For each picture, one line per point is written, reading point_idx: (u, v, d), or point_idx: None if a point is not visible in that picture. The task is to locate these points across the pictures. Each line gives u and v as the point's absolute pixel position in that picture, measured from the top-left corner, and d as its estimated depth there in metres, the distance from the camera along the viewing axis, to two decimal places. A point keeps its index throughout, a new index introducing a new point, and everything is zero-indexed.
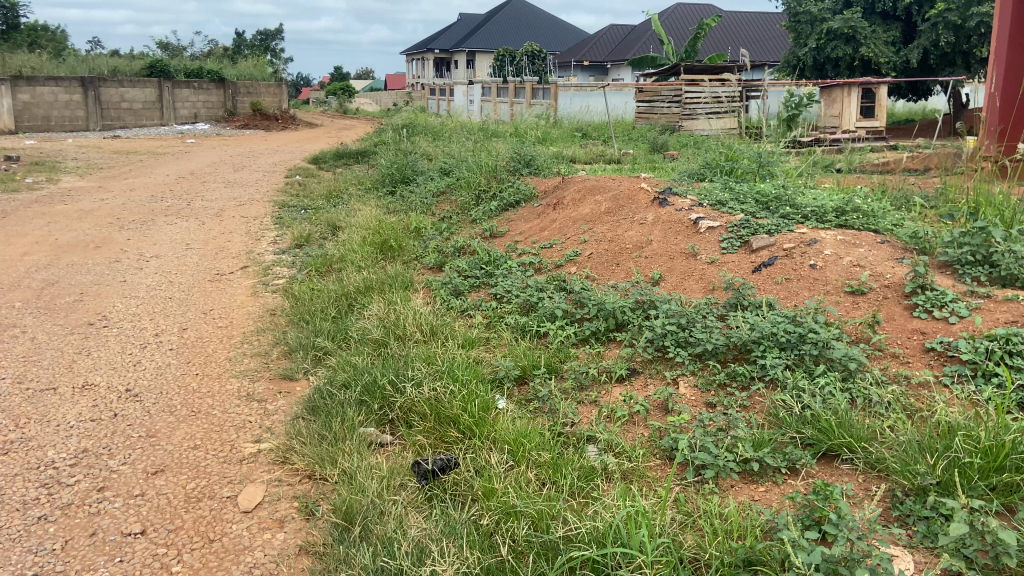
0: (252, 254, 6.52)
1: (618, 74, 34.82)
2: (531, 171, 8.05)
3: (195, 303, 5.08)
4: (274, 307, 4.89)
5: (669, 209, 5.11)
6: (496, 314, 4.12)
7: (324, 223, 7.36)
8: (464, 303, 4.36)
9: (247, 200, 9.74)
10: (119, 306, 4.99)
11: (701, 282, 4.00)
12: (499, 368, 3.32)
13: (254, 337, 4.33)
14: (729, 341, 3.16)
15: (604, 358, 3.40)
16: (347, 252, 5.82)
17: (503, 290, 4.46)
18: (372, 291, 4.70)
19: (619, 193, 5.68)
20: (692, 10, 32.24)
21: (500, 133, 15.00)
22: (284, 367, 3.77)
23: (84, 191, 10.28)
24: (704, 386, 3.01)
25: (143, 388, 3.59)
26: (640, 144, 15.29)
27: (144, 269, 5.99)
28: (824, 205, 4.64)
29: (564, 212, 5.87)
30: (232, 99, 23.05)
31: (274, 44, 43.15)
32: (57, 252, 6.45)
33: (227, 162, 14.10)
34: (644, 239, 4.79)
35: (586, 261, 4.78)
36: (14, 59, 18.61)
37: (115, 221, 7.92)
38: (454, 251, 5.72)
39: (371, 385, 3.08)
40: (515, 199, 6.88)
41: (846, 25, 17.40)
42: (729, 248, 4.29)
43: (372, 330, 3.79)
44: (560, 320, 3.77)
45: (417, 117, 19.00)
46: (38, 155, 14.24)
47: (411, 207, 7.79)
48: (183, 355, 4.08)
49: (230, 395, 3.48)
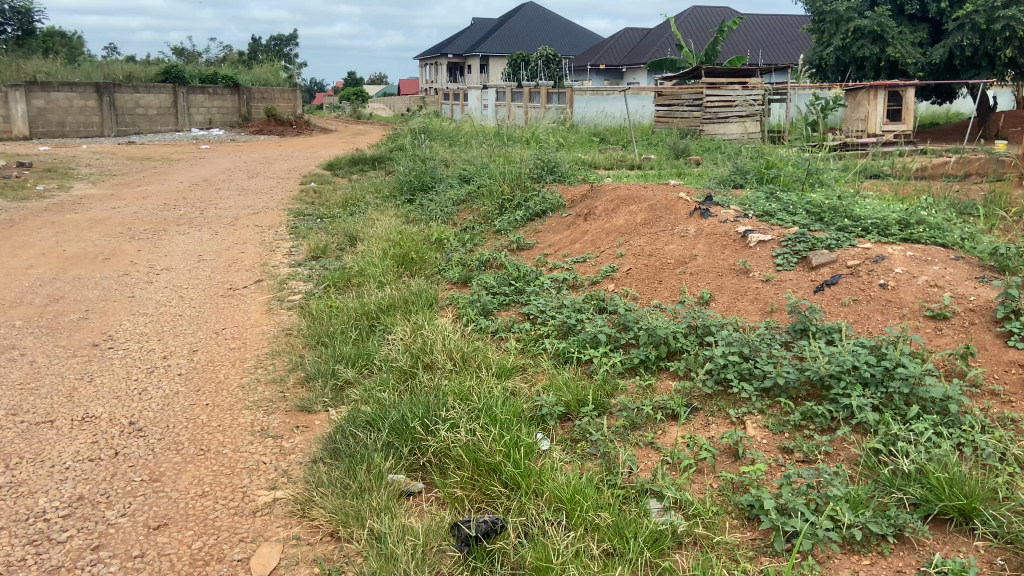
0: (266, 267, 6.23)
1: (634, 78, 34.42)
2: (556, 178, 7.70)
3: (207, 322, 4.78)
4: (290, 327, 4.57)
5: (712, 220, 4.74)
6: (531, 337, 3.78)
7: (341, 234, 7.06)
8: (494, 325, 4.03)
9: (261, 208, 9.47)
10: (126, 324, 4.69)
11: (757, 303, 3.65)
12: (539, 402, 2.97)
13: (268, 361, 4.01)
14: (801, 375, 2.81)
15: (658, 392, 3.04)
16: (366, 266, 5.50)
17: (535, 310, 4.12)
18: (395, 311, 4.37)
19: (656, 203, 5.32)
20: (710, 13, 31.86)
21: (519, 138, 14.67)
22: (300, 397, 3.44)
23: (96, 199, 10.03)
24: (776, 427, 2.66)
25: (147, 422, 3.27)
26: (661, 149, 14.91)
27: (154, 283, 5.70)
28: (885, 217, 4.27)
29: (596, 223, 5.53)
30: (247, 104, 22.75)
31: (288, 51, 43.10)
32: (63, 265, 6.17)
33: (241, 168, 13.86)
34: (687, 254, 4.44)
35: (625, 276, 4.43)
36: (29, 65, 18.50)
37: (125, 232, 7.65)
38: (479, 265, 5.39)
39: (399, 423, 2.74)
40: (542, 208, 6.54)
41: (873, 22, 16.98)
42: (785, 265, 3.93)
43: (397, 357, 3.45)
44: (604, 345, 3.43)
45: (433, 121, 18.69)
46: (51, 161, 14.05)
47: (431, 217, 7.47)
48: (193, 381, 3.76)
49: (242, 430, 3.15)
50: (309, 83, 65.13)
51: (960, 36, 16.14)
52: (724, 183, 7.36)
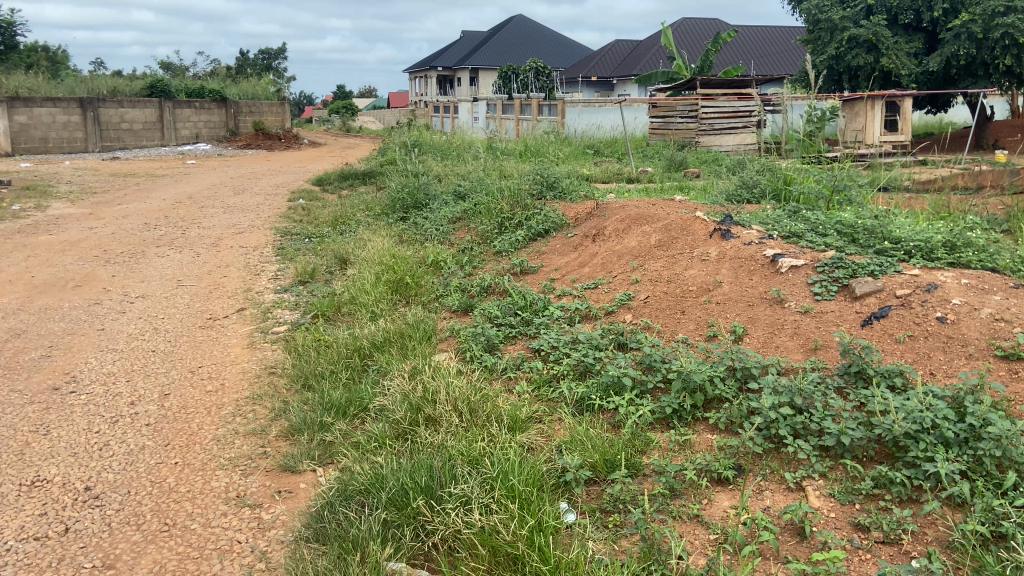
0: (250, 293, 5.80)
1: (625, 90, 34.22)
2: (556, 194, 7.30)
3: (183, 359, 4.34)
4: (273, 365, 4.14)
5: (735, 243, 4.34)
6: (544, 380, 3.38)
7: (330, 256, 6.64)
8: (501, 364, 3.63)
9: (247, 226, 9.07)
10: (92, 363, 4.25)
11: (797, 339, 3.26)
12: (561, 465, 2.56)
13: (248, 406, 3.58)
14: (867, 431, 2.43)
15: (697, 449, 2.64)
16: (358, 292, 5.09)
17: (546, 344, 3.72)
18: (390, 347, 3.95)
19: (670, 223, 4.92)
20: (701, 24, 31.76)
21: (513, 150, 14.36)
22: (284, 453, 3.02)
23: (73, 219, 9.59)
24: (845, 497, 2.27)
25: (105, 487, 2.83)
26: (658, 161, 14.60)
27: (127, 313, 5.27)
28: (929, 238, 3.90)
29: (606, 245, 5.13)
30: (235, 118, 22.27)
31: (276, 64, 42.79)
32: (30, 293, 5.73)
33: (227, 184, 13.44)
34: (710, 280, 4.04)
35: (644, 306, 4.02)
36: (10, 80, 18.05)
37: (100, 254, 7.21)
38: (480, 291, 4.98)
39: (400, 497, 2.34)
40: (544, 228, 6.14)
41: (869, 32, 16.77)
42: (824, 295, 3.54)
43: (393, 406, 3.03)
44: (630, 389, 3.02)
45: (422, 135, 18.38)
46: (31, 179, 13.58)
47: (426, 237, 7.08)
48: (162, 434, 3.32)
49: (214, 497, 2.72)
50: (298, 95, 64.82)
51: (956, 44, 15.91)
52: (733, 198, 7.02)
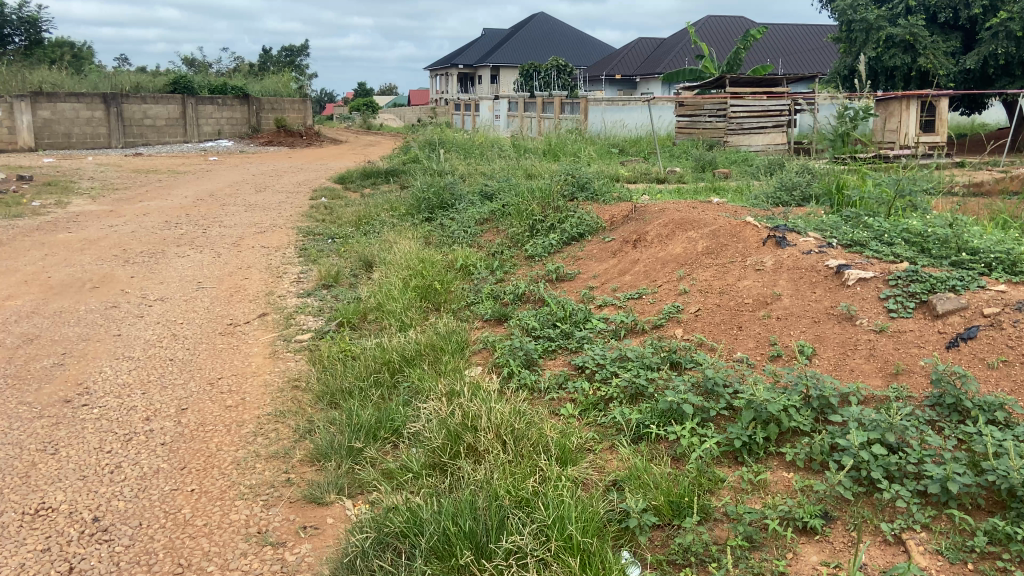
0: (272, 297, 5.55)
1: (649, 88, 33.82)
2: (588, 196, 7.00)
3: (202, 369, 4.10)
4: (296, 378, 3.88)
5: (792, 251, 4.04)
6: (592, 403, 3.10)
7: (355, 259, 6.39)
8: (542, 383, 3.35)
9: (269, 225, 8.86)
10: (107, 373, 4.01)
11: (874, 362, 2.96)
12: (622, 508, 2.29)
13: (270, 425, 3.33)
14: (976, 477, 2.14)
15: (775, 490, 2.35)
16: (385, 298, 4.83)
17: (591, 361, 3.43)
18: (422, 362, 3.69)
19: (718, 228, 4.61)
20: (728, 22, 31.28)
21: (538, 149, 14.08)
22: (309, 482, 2.76)
23: (93, 216, 9.43)
24: (955, 555, 1.99)
25: (115, 518, 2.58)
26: (686, 162, 14.25)
27: (145, 317, 5.05)
28: (1011, 250, 3.57)
29: (648, 250, 4.82)
30: (256, 115, 22.22)
31: (298, 61, 42.81)
32: (45, 295, 5.50)
33: (248, 182, 13.26)
34: (768, 292, 3.73)
35: (695, 319, 3.71)
36: (34, 75, 17.94)
37: (120, 254, 7.02)
38: (514, 300, 4.70)
39: (443, 545, 2.09)
40: (579, 231, 5.86)
41: (906, 32, 16.34)
42: (901, 312, 3.23)
43: (429, 431, 2.75)
44: (691, 417, 2.73)
45: (444, 132, 18.16)
46: (54, 174, 13.49)
47: (453, 239, 6.81)
48: (177, 456, 3.06)
49: (234, 533, 2.47)
50: (319, 93, 64.86)
51: (995, 43, 15.42)
52: (773, 200, 6.70)
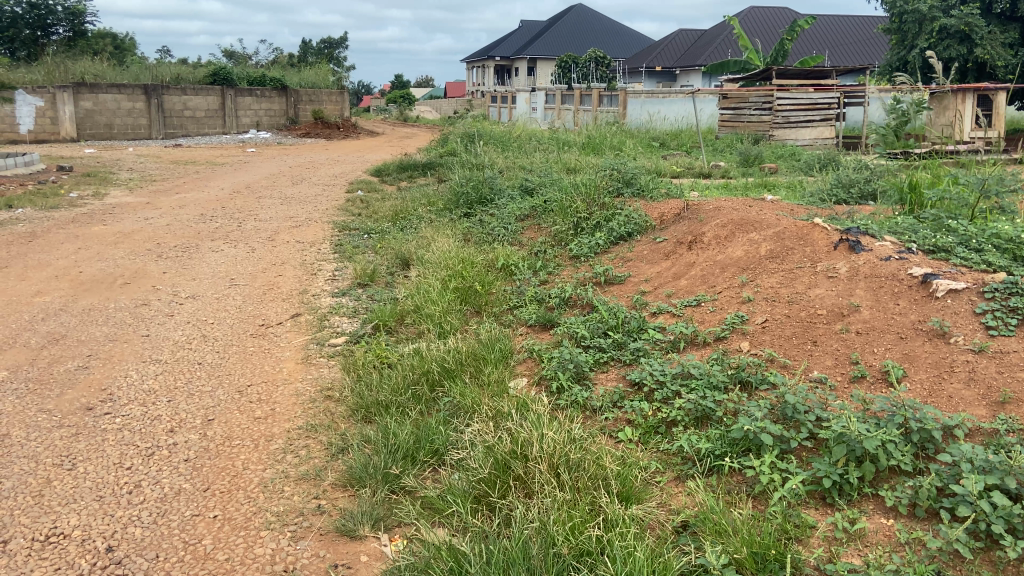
0: (306, 296, 5.34)
1: (689, 80, 33.18)
2: (634, 192, 6.65)
3: (231, 374, 3.87)
4: (329, 387, 3.64)
5: (868, 257, 3.68)
6: (653, 426, 2.81)
7: (391, 256, 6.15)
8: (595, 401, 3.07)
9: (304, 219, 8.68)
10: (133, 377, 3.81)
11: (975, 388, 2.62)
12: (698, 562, 2.00)
13: (300, 440, 3.08)
14: None
15: (875, 542, 2.04)
16: (423, 300, 4.58)
17: (650, 377, 3.12)
18: (463, 374, 3.43)
19: (783, 230, 4.25)
20: (773, 12, 30.52)
21: (577, 142, 13.77)
22: (341, 511, 2.51)
23: (130, 208, 9.36)
24: None
25: (131, 549, 2.36)
26: (731, 157, 13.79)
27: (175, 316, 4.86)
28: None
29: (704, 253, 4.48)
30: (295, 107, 21.83)
31: (336, 53, 42.91)
32: (75, 291, 5.34)
33: (285, 174, 13.14)
34: (845, 302, 3.39)
35: (763, 332, 3.38)
36: (76, 66, 18.13)
37: (154, 248, 6.88)
38: (560, 305, 4.42)
39: None
40: (627, 230, 5.54)
41: (961, 22, 15.76)
42: (1001, 329, 2.88)
43: (474, 458, 2.47)
44: (770, 449, 2.42)
45: (482, 125, 17.90)
46: (94, 165, 13.52)
47: (493, 236, 6.54)
48: (201, 475, 2.83)
49: (258, 571, 2.22)
50: (355, 84, 64.91)
51: None
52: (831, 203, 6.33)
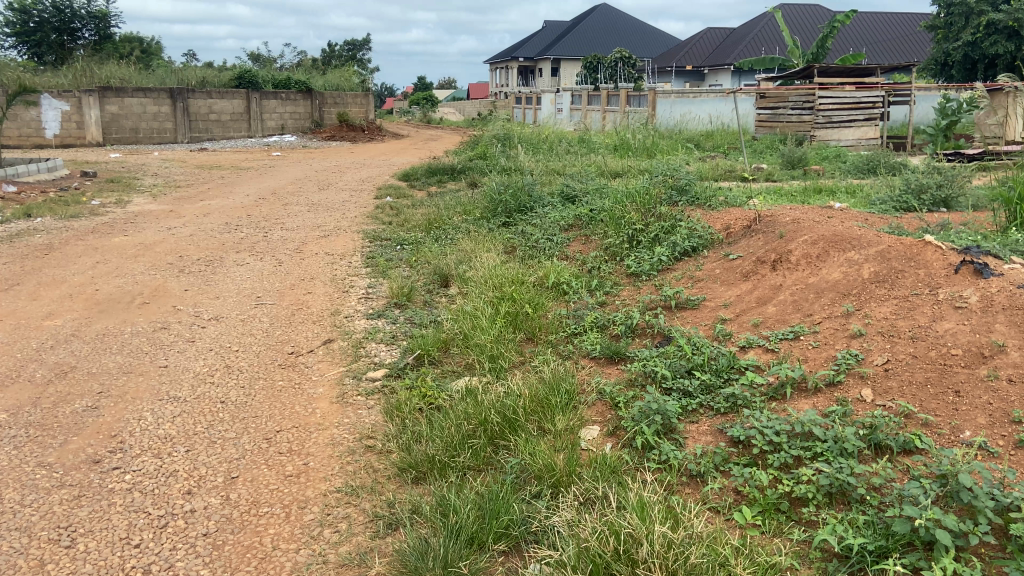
0: (338, 318, 4.85)
1: (718, 79, 32.46)
2: (690, 200, 6.08)
3: (257, 418, 3.38)
4: (370, 436, 3.14)
5: (1002, 283, 3.11)
6: (773, 504, 2.28)
7: (429, 271, 5.66)
8: (694, 464, 2.54)
9: (332, 227, 8.24)
10: (147, 421, 3.33)
11: None
12: None
13: (338, 509, 2.59)
14: None
15: None
16: (471, 328, 4.07)
17: (759, 435, 2.56)
18: (527, 425, 2.91)
19: (888, 248, 3.70)
20: (806, 8, 29.80)
21: (612, 144, 13.24)
22: None
23: (153, 216, 8.97)
24: None
25: None
26: (774, 159, 13.17)
27: (196, 343, 4.40)
28: None
29: (793, 275, 3.92)
30: (320, 109, 21.49)
31: (360, 56, 42.63)
32: (89, 313, 4.91)
33: (311, 179, 12.73)
34: (985, 339, 2.81)
35: (887, 376, 2.83)
36: (102, 70, 17.81)
37: (175, 262, 6.46)
38: (626, 333, 3.90)
39: None
40: (691, 245, 5.00)
41: (1010, 18, 15.66)
42: None
43: (563, 557, 1.96)
44: (946, 549, 1.89)
45: (510, 126, 17.37)
46: (117, 170, 13.19)
47: (536, 249, 6.02)
48: (223, 557, 2.34)
49: None
50: (379, 87, 64.62)
51: None
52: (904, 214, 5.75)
